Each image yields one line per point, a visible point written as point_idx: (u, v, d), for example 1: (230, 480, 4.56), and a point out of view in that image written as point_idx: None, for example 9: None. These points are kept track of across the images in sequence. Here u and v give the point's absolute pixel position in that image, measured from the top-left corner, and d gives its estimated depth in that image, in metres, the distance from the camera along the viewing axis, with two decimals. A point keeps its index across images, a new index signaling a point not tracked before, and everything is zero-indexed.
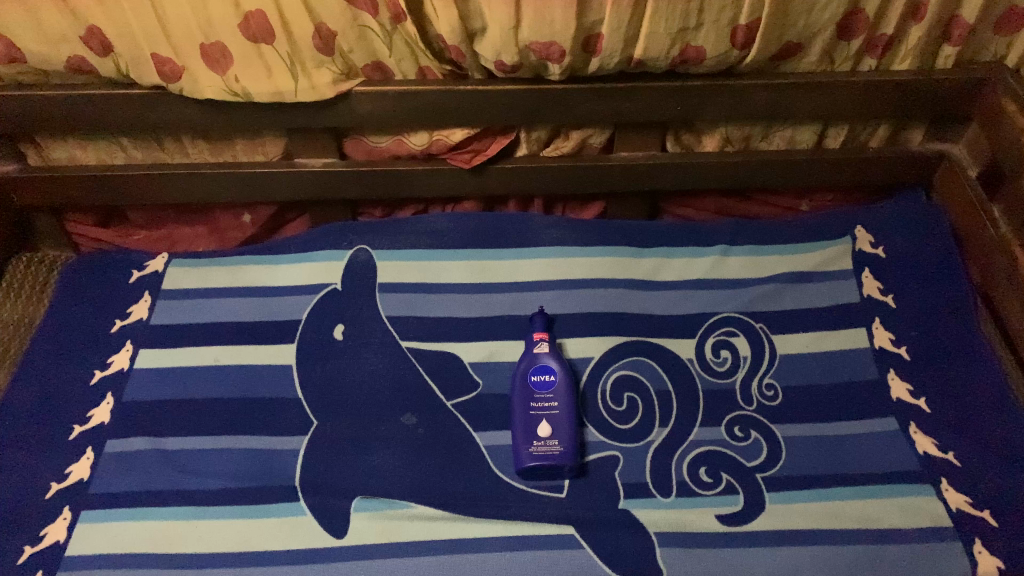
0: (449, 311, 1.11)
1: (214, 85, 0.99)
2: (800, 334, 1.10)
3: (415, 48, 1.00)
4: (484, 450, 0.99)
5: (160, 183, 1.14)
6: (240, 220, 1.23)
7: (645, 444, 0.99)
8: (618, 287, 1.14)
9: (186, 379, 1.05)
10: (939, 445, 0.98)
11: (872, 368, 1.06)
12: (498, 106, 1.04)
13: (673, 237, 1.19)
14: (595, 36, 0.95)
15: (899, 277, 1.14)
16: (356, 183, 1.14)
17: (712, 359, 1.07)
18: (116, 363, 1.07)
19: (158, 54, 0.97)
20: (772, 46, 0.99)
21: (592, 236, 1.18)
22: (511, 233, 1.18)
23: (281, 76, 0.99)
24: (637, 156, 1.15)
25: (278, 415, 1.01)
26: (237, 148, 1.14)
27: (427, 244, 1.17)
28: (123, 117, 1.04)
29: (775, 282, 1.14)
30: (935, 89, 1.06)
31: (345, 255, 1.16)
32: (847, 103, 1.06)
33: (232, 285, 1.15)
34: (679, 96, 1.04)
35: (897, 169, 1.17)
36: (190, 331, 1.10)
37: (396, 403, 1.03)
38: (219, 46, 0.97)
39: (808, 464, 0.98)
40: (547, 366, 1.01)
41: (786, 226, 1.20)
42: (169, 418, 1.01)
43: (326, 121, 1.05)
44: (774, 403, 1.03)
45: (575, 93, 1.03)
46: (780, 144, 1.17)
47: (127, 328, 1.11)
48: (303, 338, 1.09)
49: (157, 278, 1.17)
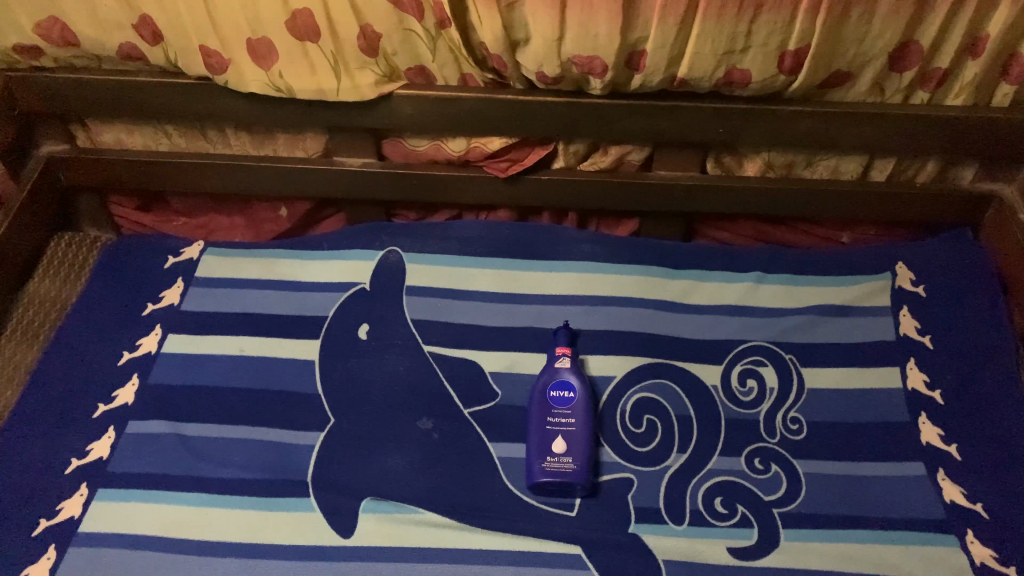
0: (475, 318, 1.11)
1: (259, 79, 1.00)
2: (830, 369, 1.07)
3: (458, 55, 1.00)
4: (497, 460, 0.98)
5: (202, 171, 1.16)
6: (277, 214, 1.24)
7: (661, 469, 0.97)
8: (648, 307, 1.12)
9: (210, 367, 1.06)
10: (967, 495, 0.95)
11: (902, 409, 1.03)
12: (538, 118, 1.04)
13: (706, 261, 1.18)
14: (638, 54, 0.94)
15: (939, 319, 1.11)
16: (392, 184, 1.16)
17: (737, 387, 1.05)
18: (144, 346, 1.09)
19: (206, 47, 0.98)
20: (821, 73, 0.96)
21: (624, 254, 1.17)
22: (542, 245, 1.17)
23: (324, 74, 1.00)
24: (674, 175, 1.14)
25: (297, 409, 1.02)
26: (278, 142, 1.16)
27: (458, 250, 1.17)
28: (170, 104, 1.06)
29: (809, 314, 1.12)
30: (990, 127, 1.02)
31: (376, 255, 1.17)
32: (895, 136, 1.04)
33: (263, 277, 1.16)
34: (720, 117, 1.03)
35: (944, 207, 1.14)
36: (219, 319, 1.12)
37: (413, 406, 1.02)
38: (265, 42, 0.97)
39: (828, 502, 0.95)
40: (567, 382, 1.00)
41: (823, 257, 1.18)
42: (190, 404, 1.02)
43: (365, 122, 1.06)
44: (798, 437, 1.01)
45: (615, 108, 1.02)
46: (823, 173, 1.15)
47: (158, 312, 1.13)
48: (328, 334, 1.09)
49: (191, 265, 1.19)
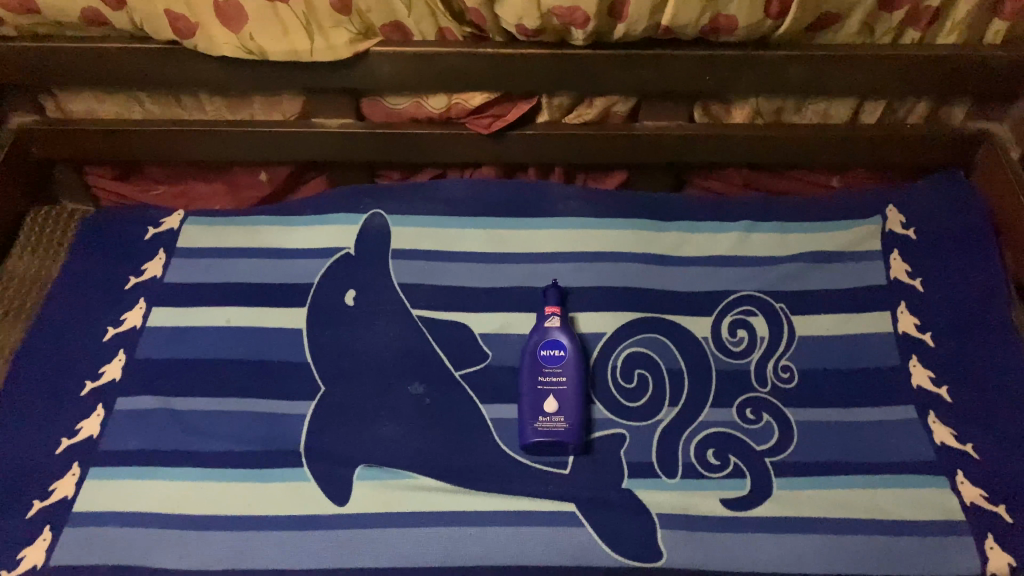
0: (465, 280, 1.10)
1: (229, 42, 0.97)
2: (821, 317, 1.06)
3: (434, 8, 0.96)
4: (489, 422, 0.98)
5: (178, 139, 1.13)
6: (257, 179, 1.22)
7: (653, 423, 0.97)
8: (639, 261, 1.11)
9: (198, 339, 1.05)
10: (957, 436, 0.95)
11: (893, 354, 1.03)
12: (521, 72, 1.01)
13: (696, 212, 1.16)
14: (621, 2, 0.91)
15: (930, 262, 1.10)
16: (374, 145, 1.13)
17: (728, 338, 1.05)
18: (129, 320, 1.08)
19: (173, 11, 0.94)
20: (809, 16, 0.93)
21: (613, 208, 1.16)
22: (530, 202, 1.16)
23: (297, 35, 0.97)
24: (661, 126, 1.12)
25: (286, 379, 1.01)
26: (255, 106, 1.13)
27: (445, 211, 1.15)
28: (139, 70, 1.03)
29: (800, 262, 1.11)
30: (983, 65, 1.00)
31: (360, 218, 1.15)
32: (886, 78, 1.02)
33: (247, 245, 1.14)
34: (707, 64, 1.00)
35: (936, 148, 1.12)
36: (203, 290, 1.10)
37: (405, 371, 1.02)
38: (234, 4, 0.94)
39: (820, 449, 0.95)
40: (557, 341, 1.00)
41: (814, 202, 1.16)
42: (179, 378, 1.02)
43: (343, 82, 1.03)
44: (789, 386, 1.01)
45: (598, 59, 0.99)
46: (813, 119, 1.13)
47: (141, 285, 1.12)
48: (315, 301, 1.08)
49: (173, 235, 1.16)
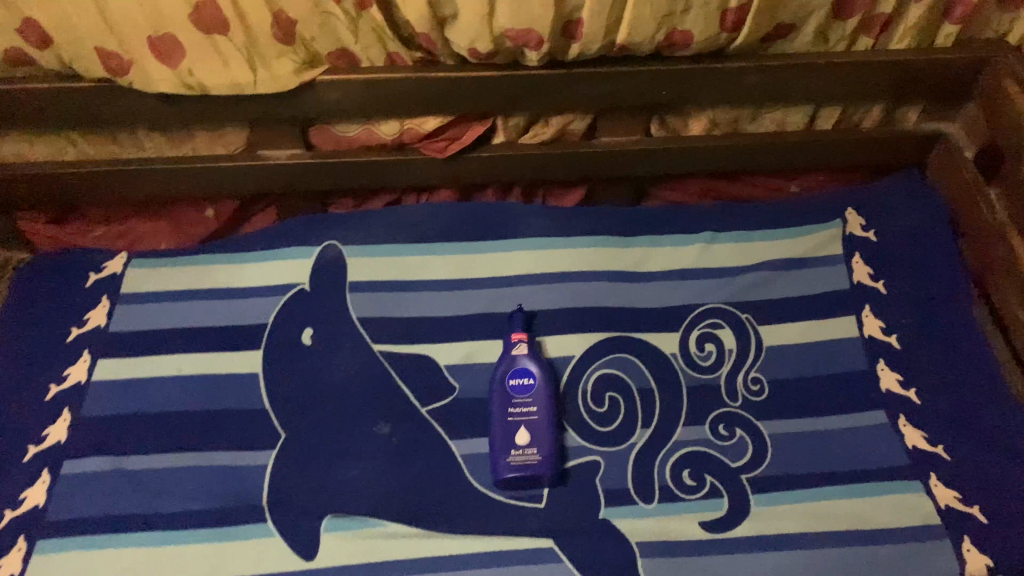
0: (426, 310, 1.06)
1: (166, 79, 0.92)
2: (788, 325, 1.05)
3: (382, 35, 0.93)
4: (460, 458, 0.95)
5: (117, 179, 1.07)
6: (204, 215, 1.15)
7: (627, 448, 0.95)
8: (603, 279, 1.09)
9: (149, 391, 1.00)
10: (928, 437, 0.95)
11: (861, 358, 1.02)
12: (474, 94, 0.98)
13: (658, 225, 1.14)
14: (574, 23, 0.89)
15: (887, 266, 1.10)
16: (324, 175, 1.09)
17: (696, 353, 1.03)
18: (73, 376, 1.02)
19: (103, 48, 0.89)
20: (764, 28, 0.92)
21: (575, 226, 1.13)
22: (490, 223, 1.12)
23: (238, 67, 0.92)
24: (619, 141, 1.10)
25: (245, 428, 0.97)
26: (197, 140, 1.07)
27: (403, 237, 1.11)
28: (71, 110, 0.97)
29: (764, 270, 1.10)
30: (934, 68, 1.01)
31: (313, 252, 1.10)
32: (841, 84, 1.02)
33: (195, 286, 1.09)
34: (663, 79, 0.98)
35: (891, 150, 1.13)
36: (151, 338, 1.05)
37: (370, 411, 0.98)
38: (169, 39, 0.89)
39: (794, 462, 0.94)
40: (525, 369, 0.97)
41: (775, 209, 1.16)
42: (131, 434, 0.97)
43: (290, 112, 0.99)
44: (760, 398, 0.99)
45: (554, 78, 0.97)
46: (770, 127, 1.12)
47: (83, 337, 1.06)
48: (270, 342, 1.04)
49: (115, 281, 1.11)
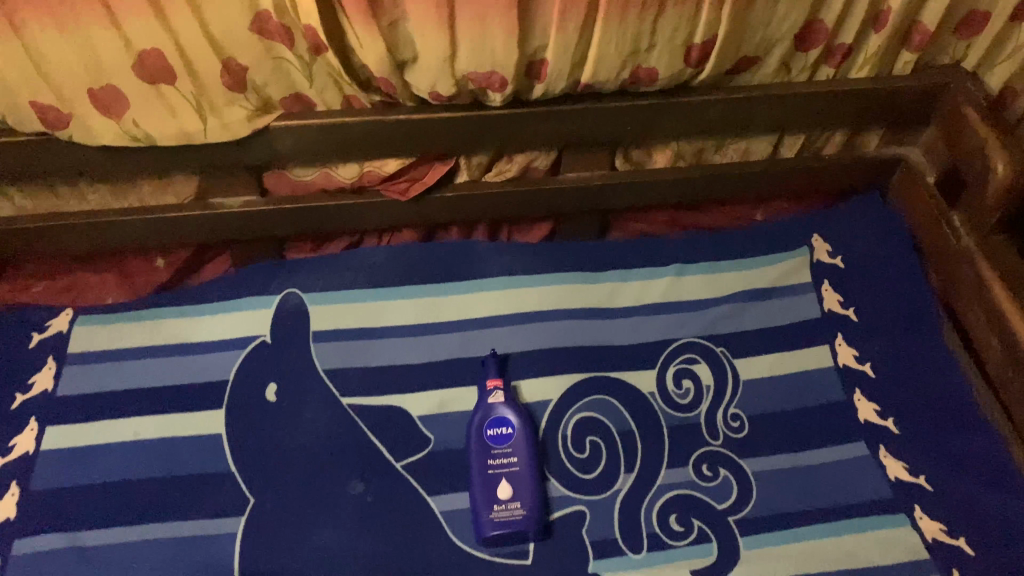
0: (395, 357, 1.03)
1: (109, 130, 0.87)
2: (763, 357, 1.04)
3: (338, 79, 0.89)
4: (440, 516, 0.91)
5: (58, 234, 1.01)
6: (152, 265, 1.09)
7: (612, 494, 0.93)
8: (574, 317, 1.07)
9: (104, 459, 0.94)
10: (909, 468, 0.94)
11: (838, 389, 1.01)
12: (435, 135, 0.95)
13: (626, 259, 1.12)
14: (538, 62, 0.87)
15: (857, 289, 1.10)
16: (280, 221, 1.04)
17: (674, 390, 1.01)
18: (20, 446, 0.96)
19: (39, 102, 0.84)
20: (728, 61, 0.92)
21: (543, 262, 1.10)
22: (455, 264, 1.09)
23: (186, 116, 0.88)
24: (585, 176, 1.07)
25: (210, 494, 0.92)
26: (144, 190, 1.02)
27: (366, 281, 1.07)
28: (5, 167, 0.91)
29: (734, 301, 1.09)
30: (895, 95, 1.01)
31: (273, 300, 1.06)
32: (805, 113, 1.01)
33: (149, 343, 1.04)
34: (628, 114, 0.97)
35: (853, 176, 1.13)
36: (103, 401, 0.99)
37: (342, 469, 0.94)
38: (111, 89, 0.84)
39: (781, 501, 0.93)
40: (504, 418, 0.94)
41: (742, 237, 1.14)
42: (87, 508, 0.91)
43: (242, 159, 0.94)
44: (740, 435, 0.98)
45: (517, 117, 0.94)
46: (733, 157, 1.11)
47: (29, 403, 0.99)
48: (232, 400, 0.99)
49: (61, 340, 1.04)
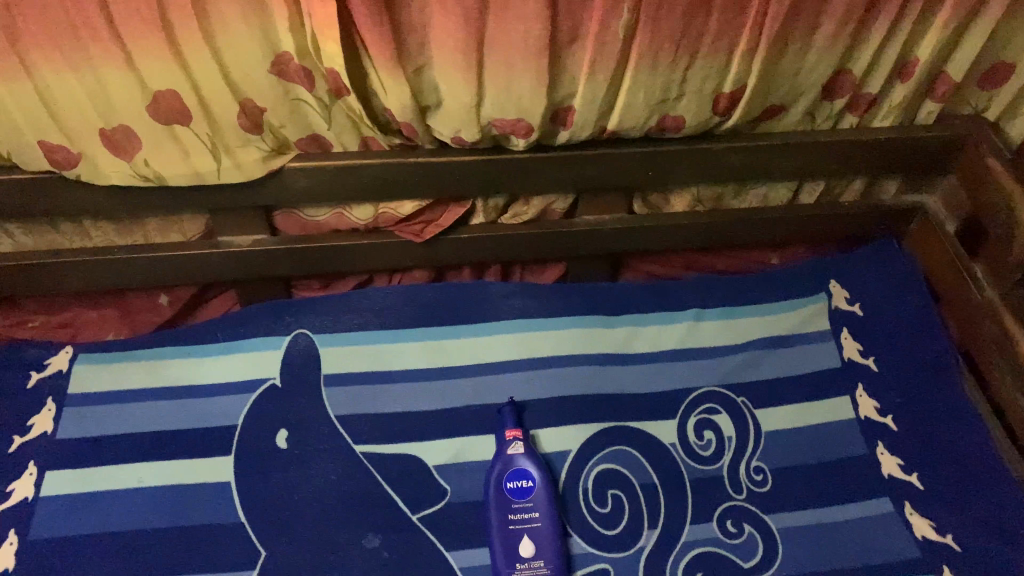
0: (409, 404, 1.00)
1: (119, 170, 0.84)
2: (784, 408, 1.02)
3: (357, 121, 0.86)
4: (459, 572, 0.88)
5: (61, 271, 0.98)
6: (155, 302, 1.06)
7: (635, 551, 0.90)
8: (591, 363, 1.04)
9: (107, 509, 0.90)
10: (937, 526, 0.93)
11: (861, 443, 1.00)
12: (452, 178, 0.92)
13: (641, 303, 1.09)
14: (565, 109, 0.85)
15: (878, 337, 1.08)
16: (290, 261, 1.01)
17: (695, 441, 0.99)
18: (18, 491, 0.91)
19: (47, 141, 0.81)
20: (754, 110, 0.90)
21: (560, 305, 1.07)
22: (468, 307, 1.06)
23: (199, 157, 0.85)
24: (603, 220, 1.05)
25: (220, 547, 0.88)
26: (150, 228, 0.99)
27: (376, 323, 1.04)
28: (10, 204, 0.88)
29: (753, 349, 1.07)
30: (917, 144, 1.00)
31: (284, 341, 1.03)
32: (827, 161, 1.00)
33: (153, 384, 1.00)
34: (651, 161, 0.95)
35: (872, 223, 1.11)
36: (106, 445, 0.95)
37: (355, 523, 0.91)
38: (123, 130, 0.81)
39: (807, 559, 0.91)
40: (524, 471, 0.92)
41: (760, 282, 1.13)
42: (89, 560, 0.87)
43: (255, 200, 0.91)
44: (764, 489, 0.96)
45: (538, 162, 0.92)
46: (752, 202, 1.10)
47: (28, 445, 0.95)
48: (241, 448, 0.95)
49: (62, 380, 1.00)
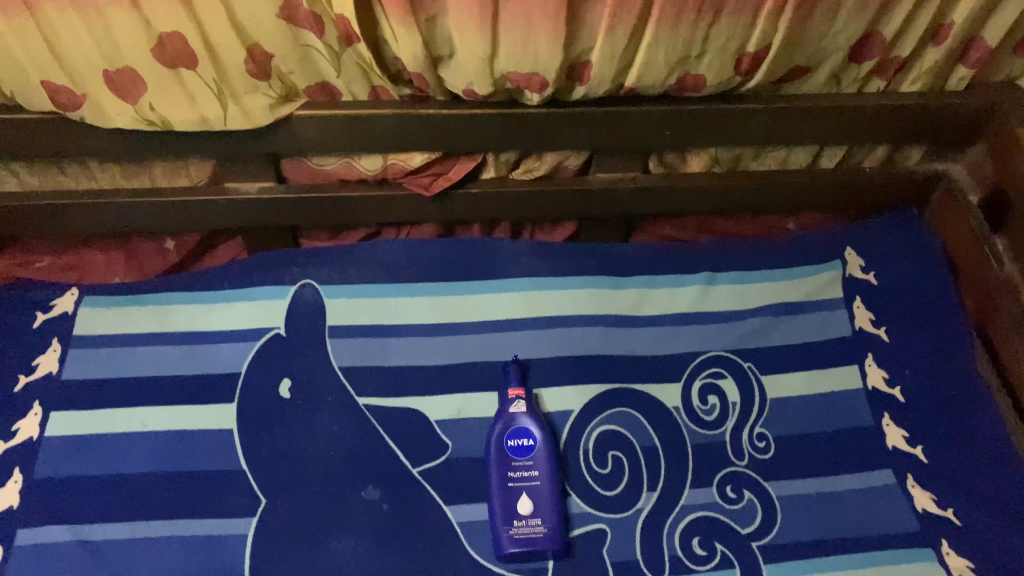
0: (413, 359, 0.99)
1: (124, 113, 0.83)
2: (791, 375, 1.01)
3: (368, 70, 0.84)
4: (457, 527, 0.89)
5: (67, 213, 0.97)
6: (162, 247, 1.06)
7: (633, 513, 0.90)
8: (598, 324, 1.03)
9: (110, 451, 0.91)
10: (938, 501, 0.92)
11: (866, 413, 0.99)
12: (464, 132, 0.90)
13: (652, 265, 1.08)
14: (582, 65, 0.82)
15: (890, 308, 1.07)
16: (298, 210, 1.00)
17: (699, 406, 0.98)
18: (23, 431, 0.92)
19: (51, 83, 0.80)
20: (779, 71, 0.87)
21: (569, 264, 1.06)
22: (475, 263, 1.05)
23: (206, 102, 0.83)
24: (616, 179, 1.03)
25: (222, 493, 0.89)
26: (156, 171, 0.98)
27: (383, 277, 1.03)
28: (15, 144, 0.87)
29: (763, 315, 1.05)
30: (945, 112, 0.97)
31: (289, 292, 1.02)
32: (851, 127, 0.97)
33: (158, 329, 1.00)
34: (669, 121, 0.92)
35: (893, 191, 1.09)
36: (110, 389, 0.95)
37: (356, 475, 0.92)
38: (128, 73, 0.80)
39: (805, 528, 0.91)
40: (525, 430, 0.91)
41: (775, 247, 1.11)
42: (92, 501, 0.88)
43: (263, 148, 0.89)
44: (766, 456, 0.96)
45: (553, 118, 0.89)
46: (771, 165, 1.07)
47: (34, 386, 0.96)
48: (243, 396, 0.96)
49: (68, 321, 1.00)
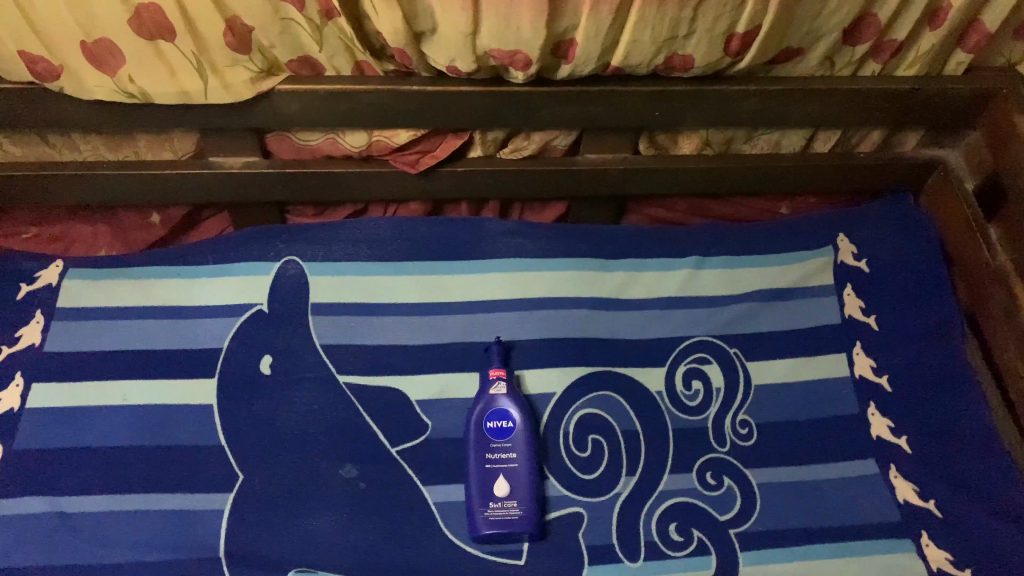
0: (396, 338, 0.99)
1: (103, 84, 0.82)
2: (777, 362, 1.00)
3: (351, 44, 0.82)
4: (434, 507, 0.89)
5: (50, 184, 0.96)
6: (148, 220, 1.05)
7: (611, 498, 0.90)
8: (584, 307, 1.02)
9: (90, 424, 0.91)
10: (920, 492, 0.92)
11: (852, 402, 0.98)
12: (449, 109, 0.89)
13: (640, 248, 1.06)
14: (567, 42, 0.81)
15: (881, 296, 1.05)
16: (282, 185, 0.99)
17: (683, 391, 0.98)
18: (3, 401, 0.92)
19: (27, 52, 0.79)
20: (770, 52, 0.85)
21: (556, 245, 1.05)
22: (461, 243, 1.04)
23: (185, 74, 0.82)
24: (605, 159, 1.02)
25: (200, 468, 0.89)
26: (140, 144, 0.97)
27: (368, 254, 1.02)
28: None
29: (751, 300, 1.04)
30: (942, 97, 0.95)
31: (272, 268, 1.01)
32: (845, 111, 0.95)
33: (140, 303, 0.99)
34: (658, 101, 0.90)
35: (888, 176, 1.07)
36: (91, 362, 0.95)
37: (335, 453, 0.92)
38: (106, 43, 0.79)
39: (785, 516, 0.90)
40: (505, 412, 0.91)
41: (766, 233, 1.09)
42: (70, 472, 0.88)
43: (245, 123, 0.88)
44: (748, 443, 0.95)
45: (539, 97, 0.88)
46: (763, 148, 1.05)
47: (15, 356, 0.96)
48: (224, 371, 0.95)
49: (51, 293, 1.00)
